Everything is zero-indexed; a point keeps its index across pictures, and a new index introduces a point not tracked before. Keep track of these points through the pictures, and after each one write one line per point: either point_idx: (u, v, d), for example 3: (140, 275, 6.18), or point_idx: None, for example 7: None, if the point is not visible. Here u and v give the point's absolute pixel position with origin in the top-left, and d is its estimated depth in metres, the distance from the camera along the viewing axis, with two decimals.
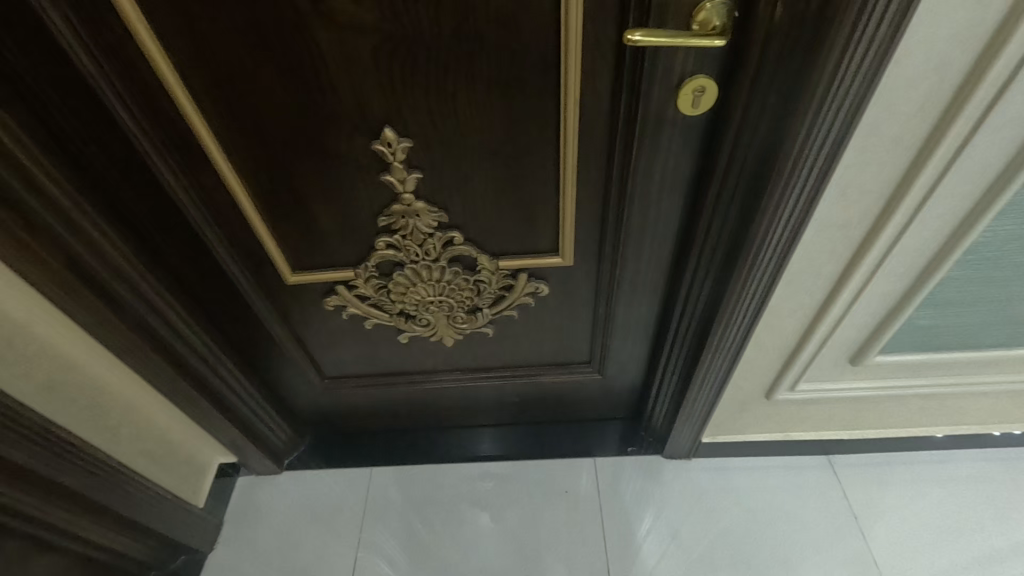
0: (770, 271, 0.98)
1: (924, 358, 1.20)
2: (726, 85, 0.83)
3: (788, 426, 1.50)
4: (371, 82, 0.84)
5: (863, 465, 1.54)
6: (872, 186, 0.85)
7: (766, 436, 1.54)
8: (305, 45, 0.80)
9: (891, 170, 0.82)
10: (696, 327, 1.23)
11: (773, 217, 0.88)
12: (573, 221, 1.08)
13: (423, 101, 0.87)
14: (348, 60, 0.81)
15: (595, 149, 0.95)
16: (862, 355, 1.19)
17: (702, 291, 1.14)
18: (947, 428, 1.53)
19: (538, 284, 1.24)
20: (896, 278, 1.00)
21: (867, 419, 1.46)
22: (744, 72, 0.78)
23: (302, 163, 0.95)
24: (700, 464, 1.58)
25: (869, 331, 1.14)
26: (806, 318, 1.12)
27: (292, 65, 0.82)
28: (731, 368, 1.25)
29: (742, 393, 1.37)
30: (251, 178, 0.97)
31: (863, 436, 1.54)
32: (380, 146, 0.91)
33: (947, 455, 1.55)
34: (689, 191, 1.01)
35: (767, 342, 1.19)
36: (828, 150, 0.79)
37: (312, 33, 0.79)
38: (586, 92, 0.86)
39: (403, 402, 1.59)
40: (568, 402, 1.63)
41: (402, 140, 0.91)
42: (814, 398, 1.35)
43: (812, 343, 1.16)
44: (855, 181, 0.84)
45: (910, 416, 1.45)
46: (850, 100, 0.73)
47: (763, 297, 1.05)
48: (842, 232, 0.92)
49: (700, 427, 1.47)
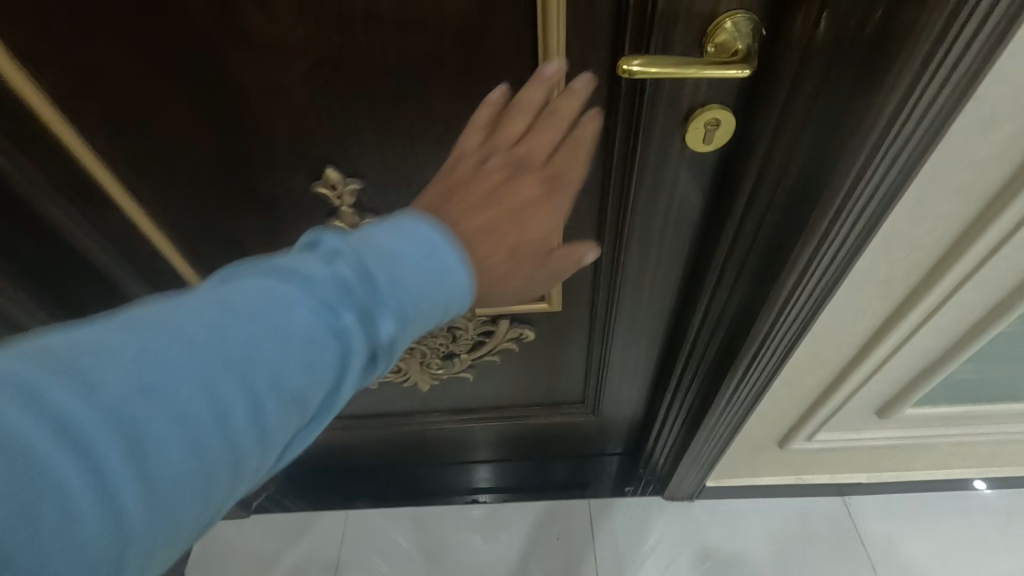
0: (795, 328, 0.83)
1: (960, 411, 1.06)
2: (746, 117, 0.67)
3: (801, 470, 1.36)
4: (305, 116, 0.67)
5: (879, 508, 1.42)
6: (924, 241, 0.69)
7: (776, 479, 1.41)
8: (216, 73, 0.63)
9: (951, 224, 0.67)
10: (703, 374, 1.09)
11: (801, 276, 0.74)
12: (564, 265, 0.93)
13: (372, 137, 0.70)
14: (273, 91, 0.65)
15: (585, 187, 0.79)
16: (891, 409, 1.05)
17: (712, 340, 0.99)
18: (974, 470, 1.40)
19: (525, 328, 1.09)
20: (940, 334, 0.86)
21: (888, 464, 1.33)
22: (770, 103, 0.62)
23: (233, 207, 0.79)
24: (704, 508, 1.46)
25: (902, 386, 0.99)
26: (831, 372, 0.97)
27: (202, 96, 0.65)
28: (743, 420, 1.11)
29: (752, 443, 1.23)
30: (173, 224, 0.81)
31: (882, 479, 1.41)
32: (322, 187, 0.76)
33: (971, 497, 1.42)
34: (699, 231, 0.85)
35: (783, 395, 1.05)
36: (876, 203, 0.63)
37: (223, 59, 0.62)
38: None
39: (380, 442, 1.46)
40: (561, 441, 1.49)
41: (349, 181, 0.76)
42: (832, 447, 1.21)
43: (836, 398, 1.01)
44: (905, 236, 0.68)
45: (932, 462, 1.32)
46: (912, 146, 0.56)
47: (785, 354, 0.90)
48: (880, 290, 0.77)
49: (705, 473, 1.34)
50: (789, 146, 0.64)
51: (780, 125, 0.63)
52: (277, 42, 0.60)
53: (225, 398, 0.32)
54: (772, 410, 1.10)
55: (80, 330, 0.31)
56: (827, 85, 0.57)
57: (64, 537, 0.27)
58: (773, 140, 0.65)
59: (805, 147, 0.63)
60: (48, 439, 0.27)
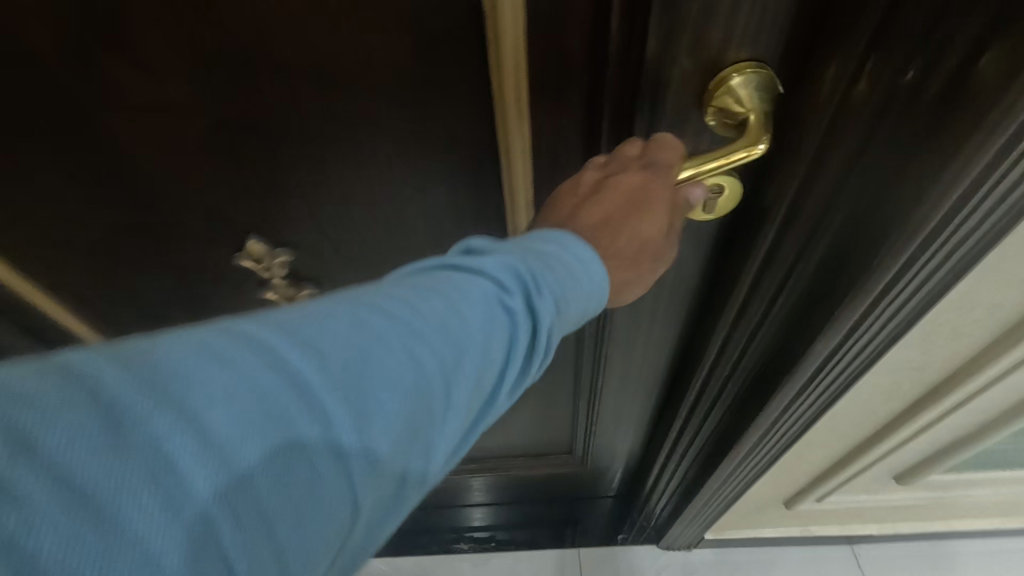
0: (812, 409, 0.71)
1: (987, 476, 0.95)
2: (756, 182, 0.54)
3: (807, 524, 1.25)
4: (213, 186, 0.55)
5: (893, 561, 1.31)
6: (969, 328, 0.57)
7: (780, 532, 1.30)
8: (88, 145, 0.50)
9: (1004, 313, 0.55)
10: (704, 438, 0.97)
11: (819, 366, 0.62)
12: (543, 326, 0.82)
13: (299, 208, 0.58)
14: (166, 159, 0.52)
15: None
16: (911, 476, 0.94)
17: (715, 407, 0.87)
18: (999, 524, 1.28)
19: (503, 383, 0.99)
20: (975, 413, 0.74)
21: (903, 518, 1.22)
22: (789, 170, 0.49)
23: (143, 281, 0.67)
24: (700, 558, 1.35)
25: (927, 458, 0.88)
26: (848, 445, 0.85)
27: (78, 171, 0.52)
28: (749, 484, 1.00)
29: (757, 501, 1.13)
30: (79, 297, 0.69)
31: (896, 531, 1.29)
32: (246, 260, 0.64)
33: (993, 549, 1.31)
34: (699, 296, 0.73)
35: (792, 464, 0.93)
36: (923, 293, 0.49)
37: (93, 127, 0.49)
38: (542, 193, 0.58)
39: None
40: (551, 490, 1.37)
41: (277, 252, 0.64)
42: (842, 507, 1.10)
43: (852, 470, 0.90)
44: (946, 323, 0.56)
45: (953, 517, 1.20)
46: (975, 241, 0.42)
47: (801, 428, 0.78)
48: (909, 374, 0.65)
49: (704, 528, 1.23)
50: (812, 223, 0.50)
51: (798, 202, 0.50)
52: (167, 105, 0.47)
53: (435, 399, 0.32)
54: (783, 475, 0.99)
55: (276, 316, 0.32)
56: (862, 165, 0.44)
57: (290, 475, 0.27)
58: (790, 219, 0.52)
59: (834, 226, 0.49)
60: (287, 398, 0.27)
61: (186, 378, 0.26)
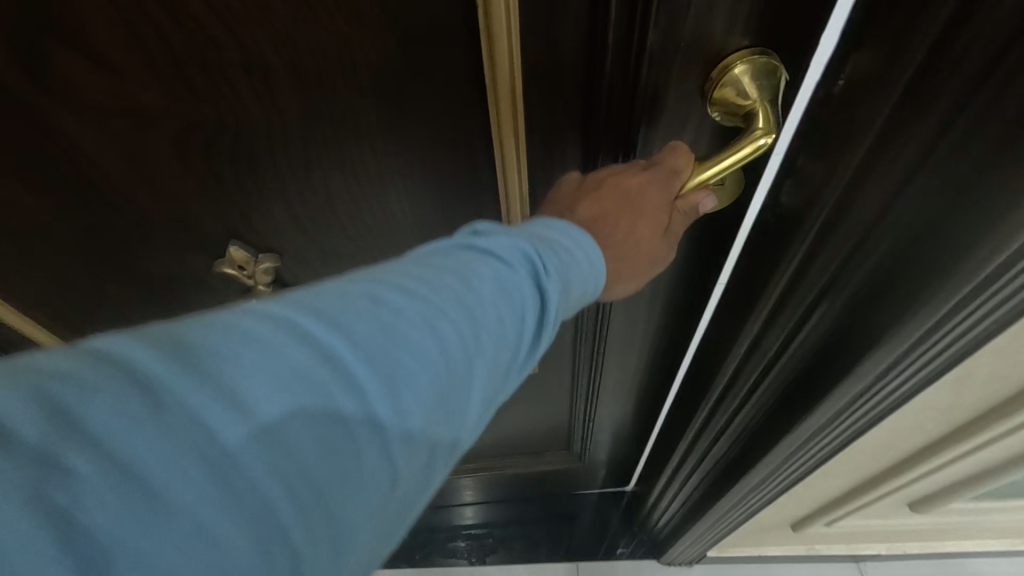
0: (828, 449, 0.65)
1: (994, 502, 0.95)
2: (783, 195, 0.46)
3: (812, 542, 1.20)
4: (194, 189, 0.52)
5: None
6: (1008, 370, 0.54)
7: (784, 550, 1.25)
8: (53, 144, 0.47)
9: None
10: (700, 477, 0.90)
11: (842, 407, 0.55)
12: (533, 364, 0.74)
13: (285, 210, 0.56)
14: (140, 161, 0.49)
15: None
16: (928, 504, 0.92)
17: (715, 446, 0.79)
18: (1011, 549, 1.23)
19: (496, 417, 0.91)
20: (1002, 450, 0.72)
21: (911, 540, 1.17)
22: (831, 177, 0.41)
23: (116, 286, 0.63)
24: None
25: (945, 489, 0.85)
26: (866, 476, 0.82)
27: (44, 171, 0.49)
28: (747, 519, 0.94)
29: (768, 520, 1.07)
30: (46, 302, 0.65)
31: (904, 559, 1.22)
32: (227, 267, 0.60)
33: None
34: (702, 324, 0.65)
35: (803, 491, 0.90)
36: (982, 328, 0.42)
37: (56, 125, 0.45)
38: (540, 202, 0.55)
39: None
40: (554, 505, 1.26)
41: (262, 259, 0.60)
42: (852, 530, 1.08)
43: (866, 500, 0.86)
44: (985, 365, 0.54)
45: (963, 541, 1.16)
46: None
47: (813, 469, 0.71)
48: (939, 411, 0.63)
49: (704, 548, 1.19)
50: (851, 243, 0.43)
51: (836, 224, 0.42)
52: (132, 98, 0.44)
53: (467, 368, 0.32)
54: (804, 495, 0.92)
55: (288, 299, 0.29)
56: (917, 181, 0.36)
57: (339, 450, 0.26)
58: (825, 244, 0.44)
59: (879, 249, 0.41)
60: (321, 374, 0.26)
61: (221, 354, 0.25)
